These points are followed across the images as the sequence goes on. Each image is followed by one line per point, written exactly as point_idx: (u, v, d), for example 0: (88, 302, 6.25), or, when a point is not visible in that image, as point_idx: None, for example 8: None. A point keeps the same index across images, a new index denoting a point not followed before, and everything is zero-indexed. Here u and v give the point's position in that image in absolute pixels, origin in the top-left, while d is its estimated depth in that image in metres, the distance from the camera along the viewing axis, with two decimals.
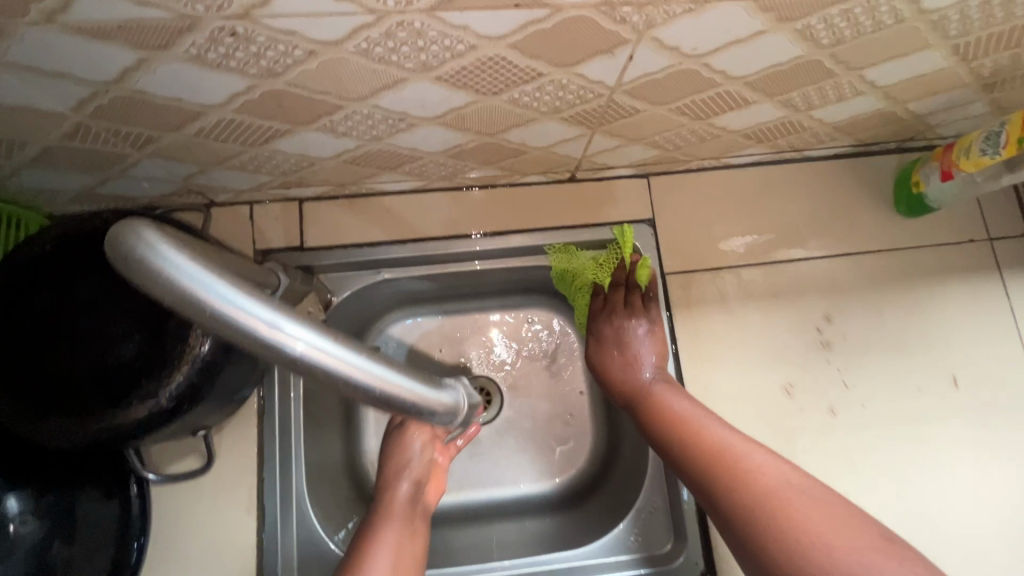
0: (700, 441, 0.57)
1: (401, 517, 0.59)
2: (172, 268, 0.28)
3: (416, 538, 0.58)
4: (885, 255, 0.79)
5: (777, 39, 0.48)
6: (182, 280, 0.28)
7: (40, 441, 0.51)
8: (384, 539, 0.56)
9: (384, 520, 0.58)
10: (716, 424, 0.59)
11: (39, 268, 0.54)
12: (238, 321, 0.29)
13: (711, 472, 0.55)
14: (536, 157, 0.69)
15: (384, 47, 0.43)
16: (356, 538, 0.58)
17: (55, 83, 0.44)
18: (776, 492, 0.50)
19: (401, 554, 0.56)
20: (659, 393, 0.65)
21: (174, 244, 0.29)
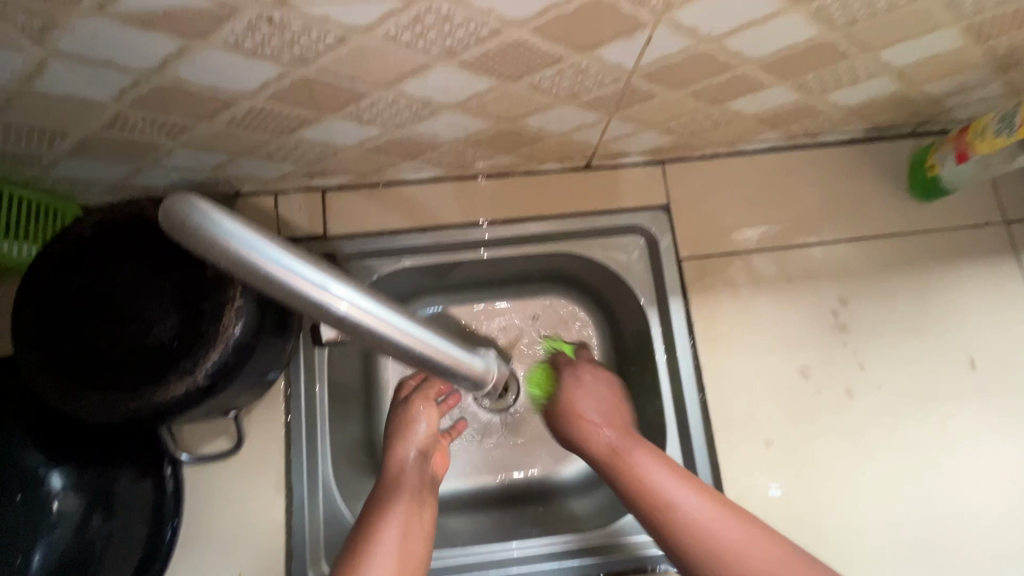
0: (694, 529, 0.55)
1: (411, 484, 0.62)
2: (229, 235, 0.31)
3: (425, 505, 0.61)
4: (900, 239, 0.79)
5: (792, 20, 0.49)
6: (237, 246, 0.31)
7: (83, 417, 0.54)
8: (394, 505, 0.59)
9: (394, 488, 0.61)
10: (692, 496, 0.57)
11: (80, 253, 0.56)
12: (289, 283, 0.32)
13: (716, 569, 0.53)
14: (554, 145, 0.71)
15: (411, 33, 0.45)
16: (368, 502, 0.61)
17: (100, 72, 0.46)
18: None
19: (412, 519, 0.59)
20: (626, 460, 0.61)
21: (227, 215, 0.32)
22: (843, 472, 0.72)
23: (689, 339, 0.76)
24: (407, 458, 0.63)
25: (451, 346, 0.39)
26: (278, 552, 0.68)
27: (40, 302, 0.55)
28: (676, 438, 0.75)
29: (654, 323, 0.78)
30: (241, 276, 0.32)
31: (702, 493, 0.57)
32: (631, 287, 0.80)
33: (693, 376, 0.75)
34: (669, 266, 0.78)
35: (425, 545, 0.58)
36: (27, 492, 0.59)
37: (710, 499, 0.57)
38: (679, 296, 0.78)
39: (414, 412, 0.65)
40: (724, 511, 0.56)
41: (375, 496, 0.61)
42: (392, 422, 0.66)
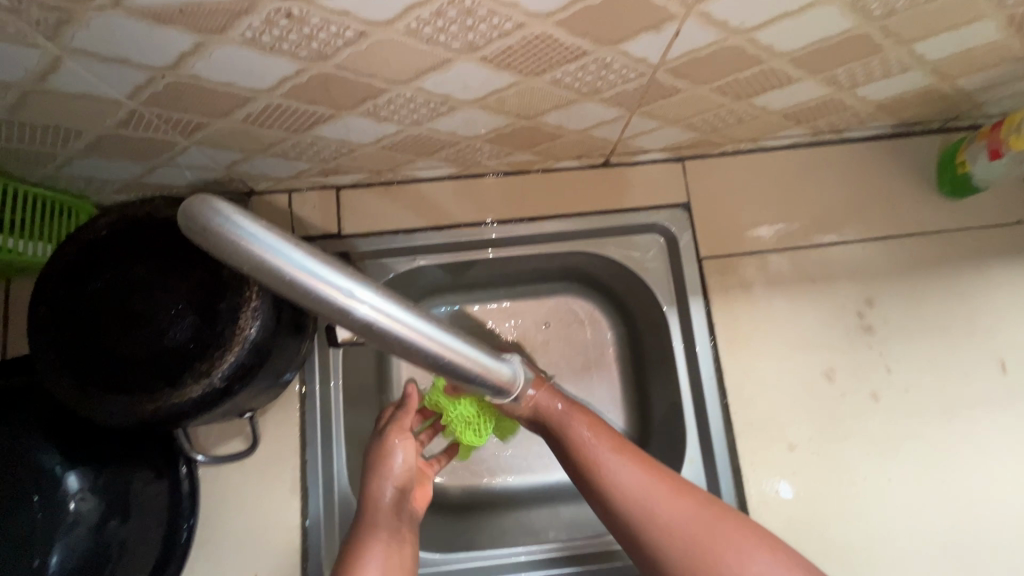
0: (622, 494, 0.55)
1: (390, 528, 0.57)
2: (250, 239, 0.30)
3: (405, 544, 0.58)
4: (928, 238, 0.77)
5: (827, 12, 0.47)
6: (259, 249, 0.30)
7: (100, 419, 0.53)
8: (372, 555, 0.55)
9: (371, 533, 0.56)
10: (623, 464, 0.57)
11: (96, 253, 0.55)
12: (312, 288, 0.30)
13: (641, 531, 0.54)
14: (573, 141, 0.69)
15: (433, 27, 0.43)
16: (343, 551, 0.56)
17: (115, 69, 0.45)
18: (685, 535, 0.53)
19: (390, 566, 0.55)
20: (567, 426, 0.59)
21: (251, 218, 0.31)
22: (868, 477, 0.71)
23: (710, 341, 0.75)
24: (384, 499, 0.58)
25: (482, 353, 0.37)
26: (293, 554, 0.68)
27: (58, 302, 0.54)
28: (696, 441, 0.74)
29: (673, 323, 0.77)
30: (264, 283, 0.30)
31: (633, 460, 0.57)
32: (650, 286, 0.78)
33: (713, 378, 0.74)
34: (689, 266, 0.77)
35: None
36: (44, 493, 0.58)
37: (641, 465, 0.57)
38: (700, 297, 0.76)
39: (388, 445, 0.61)
40: (654, 475, 0.56)
41: (349, 545, 0.56)
42: (369, 459, 0.61)
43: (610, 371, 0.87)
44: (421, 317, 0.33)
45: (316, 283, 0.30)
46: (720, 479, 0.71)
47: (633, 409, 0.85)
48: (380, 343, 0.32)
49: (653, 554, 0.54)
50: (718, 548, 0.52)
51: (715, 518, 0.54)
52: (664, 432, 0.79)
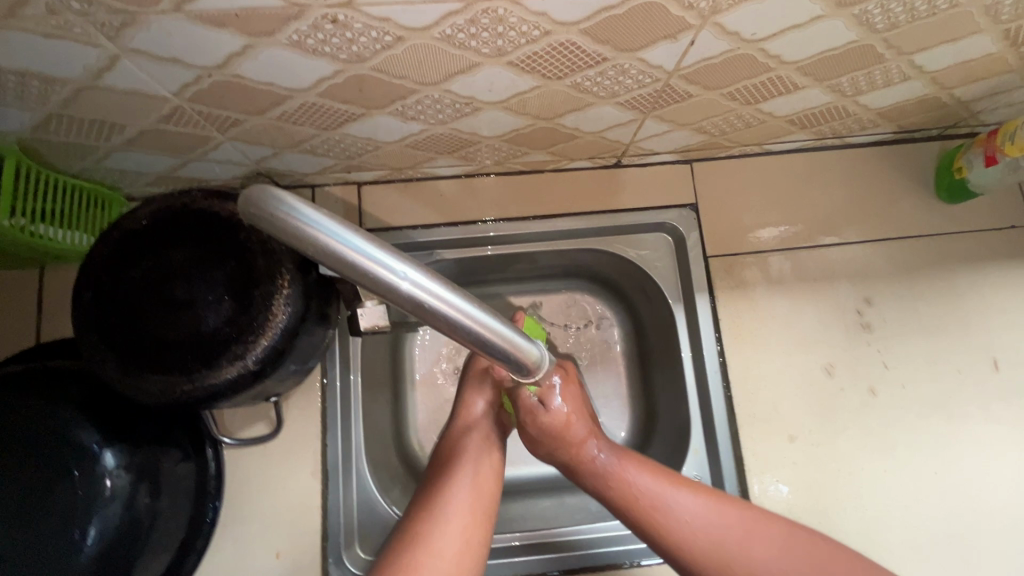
0: (690, 531, 0.58)
1: (482, 432, 0.67)
2: (310, 223, 0.33)
3: (494, 448, 0.66)
4: (925, 241, 0.80)
5: (833, 24, 0.50)
6: (319, 232, 0.33)
7: (138, 398, 0.56)
8: (465, 456, 0.64)
9: (467, 436, 0.66)
10: (680, 497, 0.60)
11: (135, 241, 0.58)
12: (363, 268, 0.33)
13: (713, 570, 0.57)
14: (587, 142, 0.72)
15: (466, 33, 0.46)
16: (444, 445, 0.67)
17: (167, 68, 0.48)
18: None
19: (481, 467, 0.63)
20: (618, 469, 0.63)
21: (309, 205, 0.35)
22: (866, 469, 0.74)
23: (716, 336, 0.78)
24: (477, 410, 0.69)
25: (515, 335, 0.39)
26: (313, 534, 0.70)
27: (101, 288, 0.58)
28: (700, 432, 0.77)
29: (680, 318, 0.80)
30: (323, 262, 0.34)
31: (695, 491, 0.60)
32: (657, 284, 0.81)
33: (718, 372, 0.77)
34: (696, 264, 0.80)
35: (495, 484, 0.63)
36: (83, 468, 0.60)
37: (700, 497, 0.60)
38: (706, 293, 0.79)
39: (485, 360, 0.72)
40: (719, 513, 0.59)
41: (449, 445, 0.66)
42: (467, 376, 0.73)
43: (617, 367, 0.90)
44: (463, 296, 0.36)
45: (374, 265, 0.33)
46: (722, 469, 0.74)
47: (639, 402, 0.88)
48: (427, 320, 0.35)
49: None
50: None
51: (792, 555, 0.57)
52: (669, 424, 0.82)
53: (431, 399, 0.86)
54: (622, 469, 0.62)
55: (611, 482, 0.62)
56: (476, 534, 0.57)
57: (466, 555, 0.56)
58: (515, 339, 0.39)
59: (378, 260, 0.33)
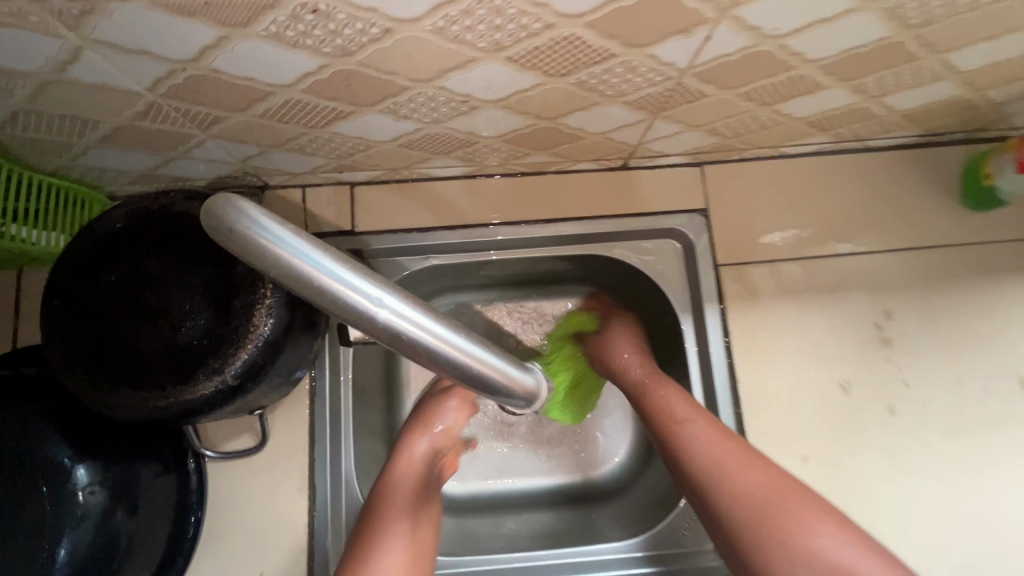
0: (695, 452, 0.60)
1: (422, 485, 0.65)
2: (274, 239, 0.29)
3: (431, 508, 0.65)
4: (950, 251, 0.76)
5: (864, 19, 0.46)
6: (283, 250, 0.30)
7: (109, 414, 0.52)
8: (400, 514, 0.62)
9: (404, 479, 0.64)
10: (693, 422, 0.62)
11: (110, 246, 0.55)
12: (335, 293, 0.30)
13: (712, 491, 0.57)
14: (592, 143, 0.68)
15: (460, 25, 0.42)
16: (376, 493, 0.64)
17: (136, 60, 0.44)
18: (767, 508, 0.54)
19: (417, 530, 0.62)
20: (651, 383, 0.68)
21: (273, 218, 0.31)
22: (883, 491, 0.70)
23: (725, 349, 0.74)
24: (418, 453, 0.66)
25: (507, 366, 0.36)
26: (300, 552, 0.67)
27: (71, 294, 0.54)
28: None
29: (687, 330, 0.76)
30: (287, 286, 0.30)
31: (707, 423, 0.62)
32: (664, 292, 0.77)
33: (727, 388, 0.73)
34: (706, 273, 0.76)
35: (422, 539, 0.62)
36: (53, 484, 0.58)
37: (709, 423, 0.62)
38: (715, 304, 0.75)
39: (442, 408, 0.69)
40: (723, 440, 0.60)
41: (381, 496, 0.63)
42: (416, 415, 0.70)
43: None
44: (448, 327, 0.33)
45: (344, 291, 0.30)
46: None
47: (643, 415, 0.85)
48: (409, 356, 0.32)
49: (719, 509, 0.56)
50: (790, 525, 0.53)
51: (786, 487, 0.56)
52: None
53: None
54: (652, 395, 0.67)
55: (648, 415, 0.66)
56: None
57: None
58: (508, 373, 0.35)
59: (349, 284, 0.30)
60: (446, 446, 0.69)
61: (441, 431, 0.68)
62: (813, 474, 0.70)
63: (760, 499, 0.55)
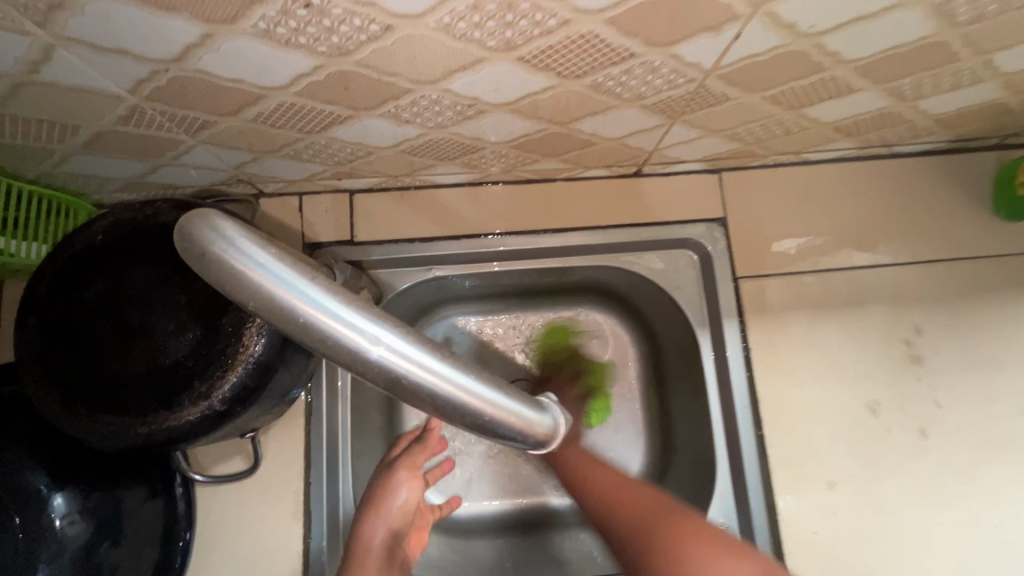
0: (592, 484, 0.58)
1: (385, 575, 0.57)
2: (259, 270, 0.27)
3: None
4: (983, 264, 0.72)
5: (908, 15, 0.42)
6: (267, 281, 0.27)
7: (88, 442, 0.49)
8: None
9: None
10: (589, 467, 0.59)
11: (90, 259, 0.51)
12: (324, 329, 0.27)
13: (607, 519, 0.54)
14: (605, 149, 0.64)
15: (468, 22, 0.38)
16: None
17: (114, 61, 0.41)
18: (649, 534, 0.48)
19: None
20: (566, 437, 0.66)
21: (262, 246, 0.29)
22: (917, 520, 0.65)
23: (745, 367, 0.70)
24: (377, 541, 0.57)
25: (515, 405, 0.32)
26: None
27: (48, 312, 0.50)
28: (727, 475, 0.68)
29: (705, 346, 0.72)
30: (267, 319, 0.28)
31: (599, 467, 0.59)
32: (680, 305, 0.73)
33: (748, 408, 0.69)
34: (724, 287, 0.72)
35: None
36: (27, 515, 0.55)
37: (605, 467, 0.59)
38: (735, 319, 0.71)
39: (395, 483, 0.59)
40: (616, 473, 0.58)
41: None
42: (367, 495, 0.60)
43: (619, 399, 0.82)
44: (449, 364, 0.30)
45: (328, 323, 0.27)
46: (752, 518, 0.66)
47: (656, 435, 0.81)
48: (406, 398, 0.29)
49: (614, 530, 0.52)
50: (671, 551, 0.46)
51: (668, 512, 0.50)
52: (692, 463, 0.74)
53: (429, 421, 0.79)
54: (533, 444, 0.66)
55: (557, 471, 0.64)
56: None
57: None
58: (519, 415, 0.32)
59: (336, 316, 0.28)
60: (409, 521, 0.60)
61: (400, 508, 0.59)
62: (840, 502, 0.65)
63: (646, 526, 0.49)
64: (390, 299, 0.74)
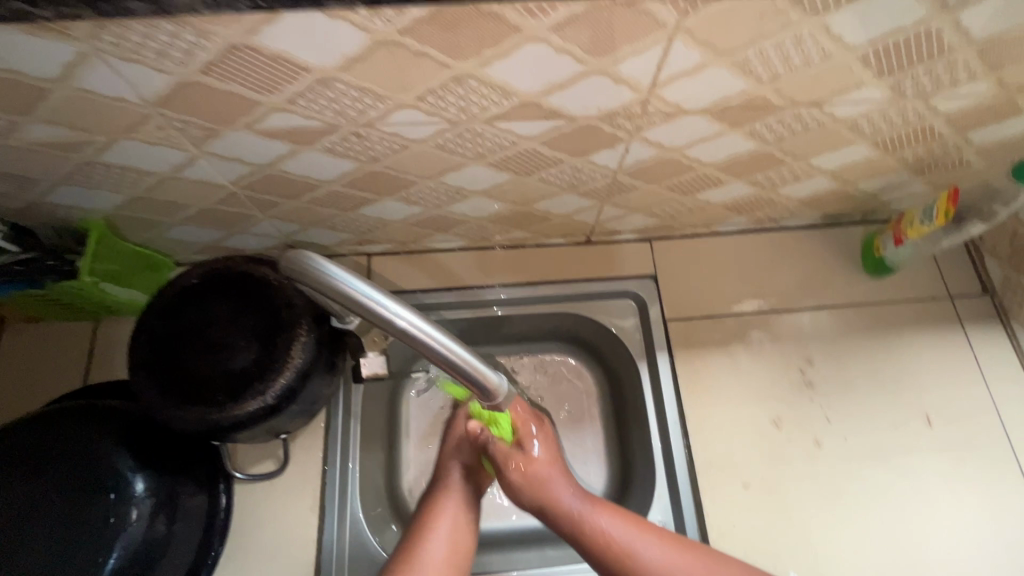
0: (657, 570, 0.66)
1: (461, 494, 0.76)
2: (328, 273, 0.47)
3: (471, 510, 0.76)
4: (858, 310, 0.92)
5: (734, 138, 0.66)
6: (330, 278, 0.47)
7: (172, 425, 0.67)
8: (442, 509, 0.74)
9: (445, 497, 0.76)
10: (643, 541, 0.68)
11: (186, 297, 0.72)
12: (364, 304, 0.47)
13: None
14: (558, 223, 0.88)
15: (454, 143, 0.62)
16: (425, 501, 0.77)
17: (231, 164, 0.64)
18: None
19: (456, 523, 0.73)
20: (585, 515, 0.70)
21: (322, 258, 0.49)
22: (814, 513, 0.80)
23: (675, 390, 0.88)
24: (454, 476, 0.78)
25: (488, 370, 0.55)
26: (308, 565, 0.78)
27: (154, 333, 0.71)
28: (664, 480, 0.84)
29: (644, 374, 0.91)
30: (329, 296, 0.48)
31: (659, 538, 0.68)
32: (623, 344, 0.93)
33: (678, 423, 0.86)
34: (657, 327, 0.92)
35: (469, 540, 0.73)
36: (117, 492, 0.69)
37: (658, 539, 0.68)
38: (666, 352, 0.90)
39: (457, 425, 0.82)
40: (683, 547, 0.68)
41: (429, 500, 0.77)
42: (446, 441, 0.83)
43: (575, 425, 0.98)
44: (435, 327, 0.49)
45: (385, 312, 0.47)
46: (684, 515, 0.81)
47: (614, 456, 0.96)
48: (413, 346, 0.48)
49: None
50: None
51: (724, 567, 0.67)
52: (639, 475, 0.89)
53: (422, 450, 0.94)
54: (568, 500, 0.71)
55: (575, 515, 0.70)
56: (462, 540, 0.72)
57: (455, 550, 0.71)
58: (486, 372, 0.53)
59: (388, 306, 0.47)
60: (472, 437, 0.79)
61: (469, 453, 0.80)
62: (754, 502, 0.81)
63: None
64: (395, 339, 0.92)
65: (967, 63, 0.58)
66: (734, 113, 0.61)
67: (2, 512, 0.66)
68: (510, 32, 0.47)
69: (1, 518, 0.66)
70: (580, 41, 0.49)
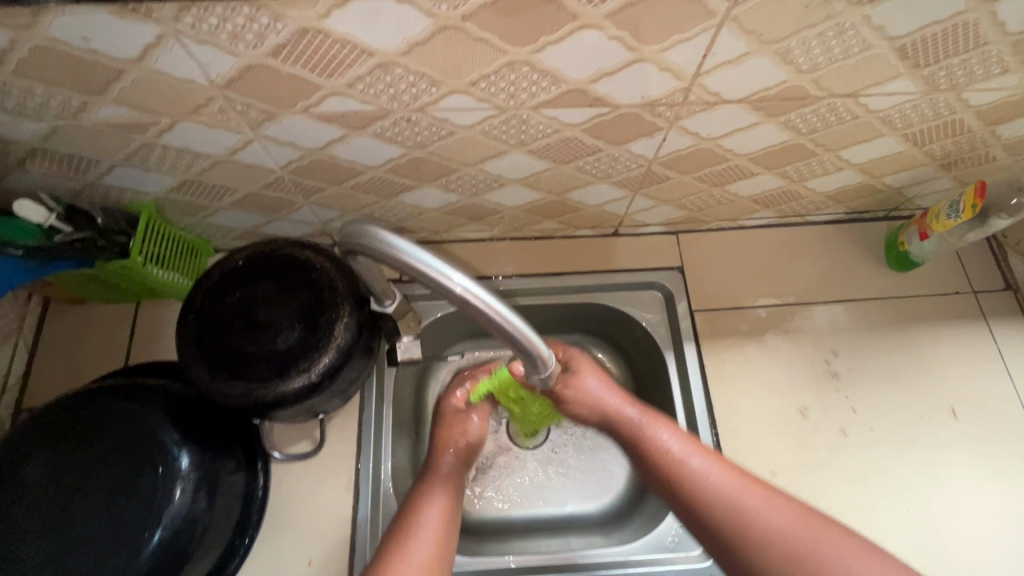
0: (704, 485, 0.66)
1: (451, 486, 0.77)
2: (388, 241, 0.49)
3: (456, 505, 0.76)
4: (882, 304, 0.94)
5: (768, 128, 0.68)
6: (392, 246, 0.49)
7: (219, 400, 0.69)
8: (429, 501, 0.73)
9: (435, 490, 0.76)
10: (699, 459, 0.69)
11: (231, 277, 0.74)
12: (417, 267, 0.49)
13: (760, 522, 0.63)
14: (589, 214, 0.90)
15: (498, 130, 0.65)
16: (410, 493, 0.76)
17: (283, 148, 0.67)
18: (773, 531, 0.62)
19: (445, 515, 0.73)
20: (647, 425, 0.73)
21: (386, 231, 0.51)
22: (841, 500, 0.82)
23: (702, 380, 0.89)
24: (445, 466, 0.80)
25: (539, 341, 0.57)
26: (341, 542, 0.80)
27: (202, 311, 0.73)
28: None
29: (670, 363, 0.92)
30: (389, 260, 0.50)
31: (714, 459, 0.69)
32: (650, 334, 0.95)
33: (705, 411, 0.87)
34: (683, 318, 0.93)
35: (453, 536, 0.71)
36: (163, 466, 0.70)
37: (714, 461, 0.69)
38: (693, 342, 0.92)
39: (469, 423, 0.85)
40: (740, 473, 0.67)
41: (415, 493, 0.75)
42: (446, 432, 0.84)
43: None
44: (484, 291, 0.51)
45: (443, 278, 0.49)
46: None
47: None
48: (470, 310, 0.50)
49: (739, 546, 0.62)
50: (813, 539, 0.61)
51: (795, 513, 0.63)
52: None
53: None
54: (626, 413, 0.75)
55: (631, 425, 0.74)
56: (449, 537, 0.71)
57: (441, 544, 0.69)
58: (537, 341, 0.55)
59: (444, 272, 0.49)
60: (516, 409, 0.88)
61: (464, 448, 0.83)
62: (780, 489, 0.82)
63: (774, 531, 0.62)
64: (425, 325, 0.94)
65: (1001, 57, 0.60)
66: (771, 103, 0.63)
67: (53, 482, 0.68)
68: (567, 19, 0.49)
69: (53, 488, 0.68)
70: (631, 29, 0.51)
